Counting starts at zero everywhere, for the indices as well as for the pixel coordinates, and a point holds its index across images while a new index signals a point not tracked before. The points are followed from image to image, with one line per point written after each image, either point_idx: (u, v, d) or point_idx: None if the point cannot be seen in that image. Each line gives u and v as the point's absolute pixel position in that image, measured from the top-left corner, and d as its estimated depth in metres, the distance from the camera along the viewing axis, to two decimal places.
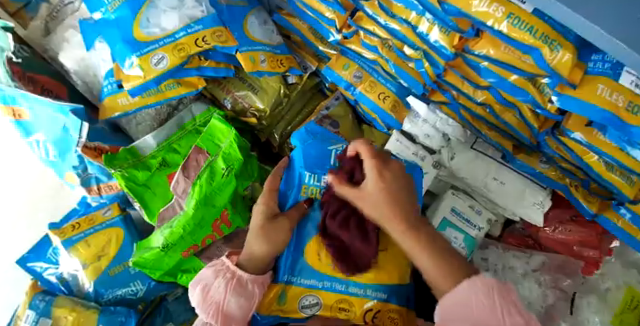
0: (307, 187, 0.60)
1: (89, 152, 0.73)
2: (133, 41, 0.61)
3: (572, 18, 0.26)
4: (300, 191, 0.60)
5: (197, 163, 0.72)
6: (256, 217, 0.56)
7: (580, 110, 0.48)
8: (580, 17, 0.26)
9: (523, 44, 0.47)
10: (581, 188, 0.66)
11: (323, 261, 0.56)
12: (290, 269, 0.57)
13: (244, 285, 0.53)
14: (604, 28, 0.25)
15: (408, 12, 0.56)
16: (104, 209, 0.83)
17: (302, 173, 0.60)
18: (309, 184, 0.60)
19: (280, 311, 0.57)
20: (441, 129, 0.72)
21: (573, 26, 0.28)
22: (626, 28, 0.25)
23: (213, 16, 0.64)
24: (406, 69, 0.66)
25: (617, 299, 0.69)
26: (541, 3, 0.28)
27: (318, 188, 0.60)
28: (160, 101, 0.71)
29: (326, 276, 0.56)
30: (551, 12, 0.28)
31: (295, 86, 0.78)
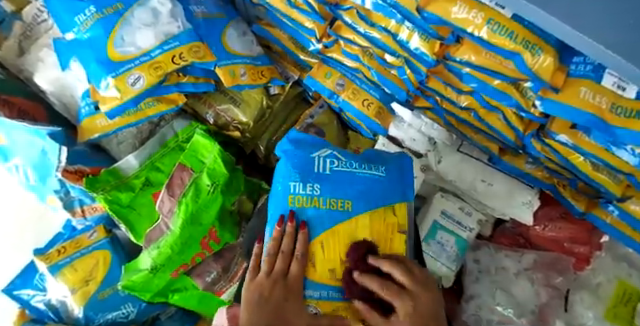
0: (295, 197, 0.54)
1: (70, 175, 0.71)
2: (108, 61, 0.59)
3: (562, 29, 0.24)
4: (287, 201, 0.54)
5: (182, 181, 0.70)
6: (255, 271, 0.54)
7: (562, 113, 0.48)
8: (567, 27, 0.24)
9: (504, 50, 0.47)
10: (568, 187, 0.66)
11: (317, 268, 0.51)
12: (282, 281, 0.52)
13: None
14: (597, 40, 0.24)
15: (388, 20, 0.55)
16: (90, 232, 0.80)
17: (287, 183, 0.54)
18: (295, 193, 0.54)
19: None
20: (426, 133, 0.73)
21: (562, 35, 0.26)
22: (613, 38, 0.24)
23: (189, 32, 0.62)
24: (387, 75, 0.65)
25: (608, 293, 0.70)
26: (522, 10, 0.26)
27: (305, 196, 0.54)
28: (141, 120, 0.69)
29: (322, 285, 0.51)
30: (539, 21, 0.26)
31: (277, 97, 0.76)
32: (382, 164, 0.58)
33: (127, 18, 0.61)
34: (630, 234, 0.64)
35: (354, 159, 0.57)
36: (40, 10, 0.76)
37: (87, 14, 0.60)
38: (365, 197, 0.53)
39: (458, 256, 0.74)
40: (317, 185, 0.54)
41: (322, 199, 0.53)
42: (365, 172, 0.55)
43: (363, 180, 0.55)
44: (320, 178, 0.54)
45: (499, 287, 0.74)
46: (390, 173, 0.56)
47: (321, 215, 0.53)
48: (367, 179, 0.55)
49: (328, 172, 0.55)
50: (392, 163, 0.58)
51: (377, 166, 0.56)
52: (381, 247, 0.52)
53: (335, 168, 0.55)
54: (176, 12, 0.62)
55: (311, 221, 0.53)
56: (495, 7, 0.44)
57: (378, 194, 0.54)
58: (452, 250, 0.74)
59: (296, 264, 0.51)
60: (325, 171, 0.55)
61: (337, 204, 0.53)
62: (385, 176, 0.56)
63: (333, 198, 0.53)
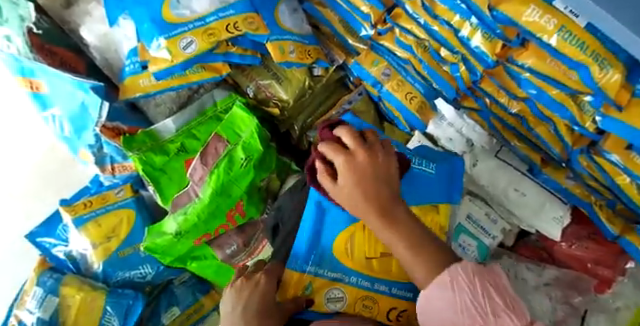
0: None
1: (107, 132, 0.72)
2: (163, 23, 0.58)
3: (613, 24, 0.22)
4: None
5: (216, 151, 0.70)
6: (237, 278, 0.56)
7: (621, 132, 0.47)
8: (618, 23, 0.22)
9: (571, 60, 0.46)
10: (605, 208, 0.65)
11: (351, 252, 0.53)
12: (311, 258, 0.54)
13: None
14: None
15: (452, 15, 0.53)
16: (117, 189, 0.81)
17: None
18: None
19: (306, 306, 0.53)
20: (466, 134, 0.73)
21: (614, 31, 0.24)
22: None
23: (245, 3, 0.61)
24: (439, 71, 0.63)
25: (626, 318, 0.69)
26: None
27: None
28: (182, 85, 0.69)
29: (354, 272, 0.53)
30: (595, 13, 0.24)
31: (319, 79, 0.75)
32: (433, 161, 0.57)
33: None
34: None
35: (405, 151, 0.57)
36: None
37: None
38: (412, 192, 0.54)
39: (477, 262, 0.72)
40: None
41: None
42: (414, 166, 0.55)
43: (413, 173, 0.55)
44: None
45: None
46: (440, 170, 0.56)
47: None
48: (416, 174, 0.55)
49: None
50: (442, 162, 0.57)
51: (427, 163, 0.56)
52: None
53: None
54: None
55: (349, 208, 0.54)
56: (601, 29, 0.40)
57: (427, 190, 0.55)
58: (473, 255, 0.72)
59: (267, 276, 0.54)
60: None
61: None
62: (434, 173, 0.56)
63: None
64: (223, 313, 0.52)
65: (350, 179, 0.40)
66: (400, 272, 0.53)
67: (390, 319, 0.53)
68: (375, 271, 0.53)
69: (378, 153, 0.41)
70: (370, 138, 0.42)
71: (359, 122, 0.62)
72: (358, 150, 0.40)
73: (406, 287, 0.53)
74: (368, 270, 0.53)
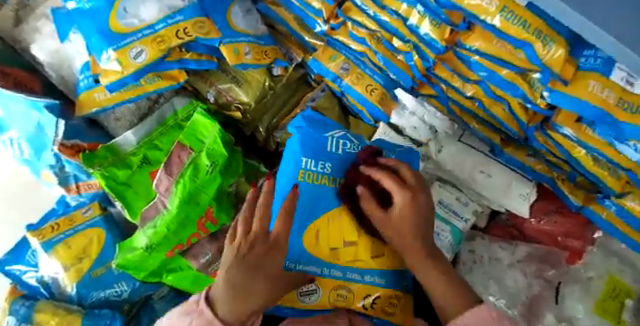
0: (305, 173, 0.54)
1: (67, 151, 0.69)
2: (108, 32, 0.57)
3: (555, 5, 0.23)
4: (297, 176, 0.54)
5: (180, 160, 0.69)
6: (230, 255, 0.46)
7: (572, 106, 0.49)
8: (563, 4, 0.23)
9: (516, 39, 0.48)
10: (567, 182, 0.68)
11: (320, 242, 0.53)
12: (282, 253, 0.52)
13: (241, 315, 0.45)
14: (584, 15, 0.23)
15: (399, 4, 0.54)
16: (84, 208, 0.79)
17: (298, 158, 0.54)
18: (307, 169, 0.54)
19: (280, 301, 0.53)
20: (428, 122, 0.73)
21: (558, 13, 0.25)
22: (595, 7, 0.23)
23: (195, 7, 0.60)
24: (394, 61, 0.64)
25: (598, 287, 0.71)
26: None
27: (316, 173, 0.54)
28: (140, 96, 0.67)
29: (324, 262, 0.53)
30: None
31: (280, 78, 0.75)
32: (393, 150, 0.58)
33: None
34: (624, 230, 0.66)
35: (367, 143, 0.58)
36: None
37: None
38: None
39: (451, 247, 0.73)
40: (328, 164, 0.55)
41: (332, 178, 0.54)
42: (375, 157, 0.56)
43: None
44: (332, 157, 0.55)
45: (492, 278, 0.75)
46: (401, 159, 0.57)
47: (328, 194, 0.54)
48: None
49: (340, 153, 0.55)
50: (402, 151, 0.58)
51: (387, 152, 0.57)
52: None
53: (347, 150, 0.56)
54: None
55: (313, 200, 0.53)
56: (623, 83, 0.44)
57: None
58: (447, 241, 0.73)
59: (282, 222, 0.48)
60: (336, 152, 0.56)
61: (345, 186, 0.54)
62: None
63: (343, 179, 0.55)
64: (227, 277, 0.46)
65: (404, 215, 0.49)
66: (368, 259, 0.53)
67: (364, 306, 0.53)
68: (343, 261, 0.53)
69: (419, 194, 0.50)
70: (409, 179, 0.51)
71: (315, 114, 0.61)
72: (406, 194, 0.49)
73: (377, 273, 0.53)
74: (337, 260, 0.53)
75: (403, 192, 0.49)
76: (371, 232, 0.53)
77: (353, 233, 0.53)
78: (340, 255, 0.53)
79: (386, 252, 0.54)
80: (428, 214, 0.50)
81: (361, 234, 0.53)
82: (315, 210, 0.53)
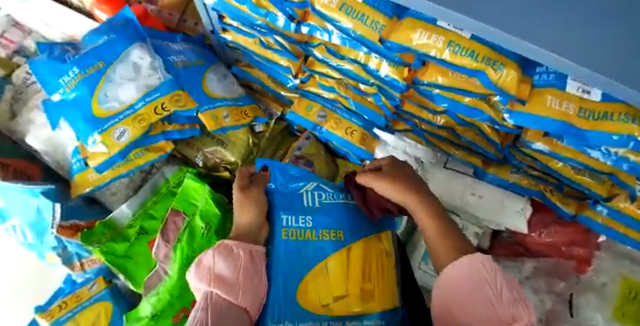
0: (289, 231, 0.49)
1: (65, 231, 0.71)
2: (92, 117, 0.61)
3: (509, 39, 0.29)
4: (280, 234, 0.49)
5: (175, 225, 0.70)
6: (226, 255, 0.44)
7: (532, 123, 0.51)
8: (514, 37, 0.28)
9: (468, 69, 0.50)
10: (556, 192, 0.68)
11: (311, 295, 0.46)
12: (277, 316, 0.44)
13: (230, 247, 0.45)
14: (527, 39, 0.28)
15: (356, 52, 0.57)
16: (90, 284, 0.80)
17: (279, 216, 0.50)
18: (288, 227, 0.50)
19: None
20: (412, 153, 0.73)
21: (509, 44, 0.30)
22: (527, 28, 0.29)
23: (170, 82, 0.65)
24: (365, 103, 0.67)
25: (614, 293, 0.71)
26: (473, 28, 0.30)
27: (299, 229, 0.50)
28: (131, 170, 0.70)
29: (321, 315, 0.45)
30: (489, 35, 0.30)
31: (262, 134, 0.78)
32: None
33: (109, 75, 0.64)
34: (624, 231, 0.66)
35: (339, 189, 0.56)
36: (29, 73, 0.79)
37: (71, 75, 0.62)
38: (356, 226, 0.52)
39: None
40: (308, 217, 0.51)
41: (315, 231, 0.50)
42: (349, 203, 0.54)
43: (352, 211, 0.53)
44: (311, 210, 0.51)
45: None
46: None
47: (313, 247, 0.49)
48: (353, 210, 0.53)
49: (317, 206, 0.52)
50: None
51: None
52: (376, 278, 0.48)
53: (323, 201, 0.53)
54: (156, 64, 0.65)
55: (295, 257, 0.47)
56: (581, 93, 0.47)
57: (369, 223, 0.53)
58: None
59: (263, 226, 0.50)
60: (313, 205, 0.52)
61: (329, 235, 0.50)
62: None
63: (326, 230, 0.50)
64: (221, 270, 0.43)
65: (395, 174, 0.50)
66: (362, 307, 0.46)
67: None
68: (338, 312, 0.45)
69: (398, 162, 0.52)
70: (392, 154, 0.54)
71: (295, 169, 0.58)
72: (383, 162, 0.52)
73: (377, 316, 0.46)
74: (332, 310, 0.45)
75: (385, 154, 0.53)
76: (360, 276, 0.48)
77: (342, 284, 0.47)
78: (332, 306, 0.46)
79: (378, 296, 0.47)
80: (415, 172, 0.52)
81: (350, 282, 0.47)
82: (303, 264, 0.47)
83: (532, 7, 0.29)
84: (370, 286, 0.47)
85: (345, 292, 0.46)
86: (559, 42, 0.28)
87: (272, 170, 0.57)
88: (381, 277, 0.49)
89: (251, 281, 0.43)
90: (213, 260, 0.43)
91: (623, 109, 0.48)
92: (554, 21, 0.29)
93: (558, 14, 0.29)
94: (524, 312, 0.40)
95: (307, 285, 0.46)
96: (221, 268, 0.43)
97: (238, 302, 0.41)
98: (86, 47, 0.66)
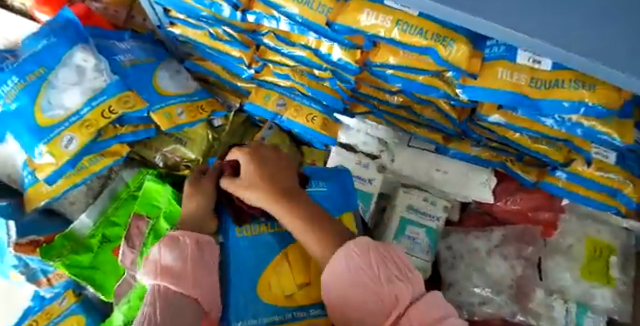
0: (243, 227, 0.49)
1: (24, 247, 0.68)
2: (35, 127, 0.58)
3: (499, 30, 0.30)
4: (235, 231, 0.49)
5: (139, 229, 0.69)
6: (175, 243, 0.41)
7: (485, 96, 0.51)
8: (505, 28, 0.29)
9: (417, 47, 0.49)
10: (517, 162, 0.70)
11: (274, 288, 0.46)
12: (240, 312, 0.44)
13: (176, 238, 0.41)
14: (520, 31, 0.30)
15: (305, 38, 0.56)
16: (59, 299, 0.76)
17: (234, 213, 0.50)
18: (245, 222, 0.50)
19: None
20: (374, 135, 0.74)
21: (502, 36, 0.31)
22: (521, 21, 0.30)
23: (118, 83, 0.62)
24: (321, 88, 0.66)
25: (580, 252, 0.74)
26: (466, 20, 0.31)
27: (256, 223, 0.50)
28: (87, 177, 0.67)
29: (284, 307, 0.45)
30: (482, 27, 0.31)
31: (222, 128, 0.76)
32: (324, 179, 0.54)
33: (51, 81, 0.60)
34: (584, 194, 0.67)
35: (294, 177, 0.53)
36: None
37: (10, 85, 0.58)
38: None
39: (431, 247, 0.71)
40: None
41: (271, 223, 0.50)
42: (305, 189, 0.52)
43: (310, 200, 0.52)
44: None
45: (474, 268, 0.75)
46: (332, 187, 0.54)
47: (272, 240, 0.49)
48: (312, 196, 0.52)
49: None
50: (335, 178, 0.55)
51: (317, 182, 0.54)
52: None
53: None
54: (101, 65, 0.62)
55: (256, 252, 0.48)
56: (532, 63, 0.49)
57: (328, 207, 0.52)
58: (424, 242, 0.71)
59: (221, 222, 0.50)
60: None
61: (285, 226, 0.50)
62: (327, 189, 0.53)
63: (281, 221, 0.50)
64: (170, 260, 0.39)
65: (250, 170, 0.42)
66: (325, 294, 0.47)
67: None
68: (302, 301, 0.46)
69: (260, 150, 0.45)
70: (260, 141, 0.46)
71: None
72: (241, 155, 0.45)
73: None
74: (295, 300, 0.46)
75: (243, 152, 0.44)
76: (321, 264, 0.48)
77: (302, 272, 0.47)
78: (296, 296, 0.46)
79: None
80: (283, 162, 0.45)
81: (310, 270, 0.47)
82: (264, 258, 0.47)
83: (532, 6, 0.30)
84: None
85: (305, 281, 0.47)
86: (560, 38, 0.29)
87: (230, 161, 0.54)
88: None
89: (202, 270, 0.40)
90: (159, 253, 0.40)
91: (571, 76, 0.49)
92: (552, 16, 0.30)
93: (558, 14, 0.30)
94: (407, 289, 0.34)
95: (268, 278, 0.47)
96: (168, 260, 0.39)
97: (190, 292, 0.38)
98: (25, 53, 0.61)
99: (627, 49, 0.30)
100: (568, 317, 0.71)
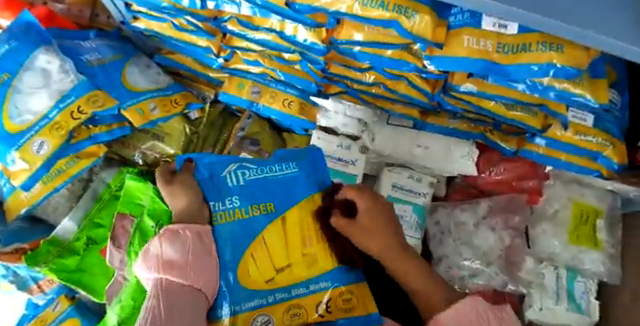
0: (217, 215, 0.46)
1: (9, 256, 0.67)
2: (7, 135, 0.57)
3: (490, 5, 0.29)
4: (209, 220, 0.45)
5: (124, 229, 0.68)
6: (177, 237, 0.41)
7: (452, 65, 0.50)
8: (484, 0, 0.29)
9: (380, 20, 0.48)
10: (496, 131, 0.70)
11: (255, 272, 0.44)
12: (223, 296, 0.42)
13: (176, 231, 0.42)
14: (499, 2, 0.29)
15: (268, 21, 0.55)
16: (52, 305, 0.77)
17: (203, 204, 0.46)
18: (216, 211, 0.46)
19: None
20: (353, 116, 0.71)
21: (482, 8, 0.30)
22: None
23: (85, 83, 0.62)
24: (292, 72, 0.66)
25: (567, 217, 0.74)
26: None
27: (228, 210, 0.46)
28: (67, 181, 0.67)
29: (267, 290, 0.44)
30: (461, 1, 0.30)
31: (199, 121, 0.76)
32: (294, 160, 0.53)
33: (15, 85, 0.58)
34: (565, 158, 0.67)
35: (265, 163, 0.52)
36: None
37: None
38: (287, 195, 0.49)
39: (419, 224, 0.71)
40: (235, 197, 0.47)
41: (244, 208, 0.46)
42: (276, 174, 0.50)
43: (281, 182, 0.50)
44: (238, 190, 0.48)
45: (462, 242, 0.75)
46: (303, 165, 0.52)
47: (249, 225, 0.46)
48: (283, 178, 0.50)
49: (243, 183, 0.48)
50: (304, 158, 0.54)
51: (287, 164, 0.52)
52: (317, 242, 0.48)
53: (248, 178, 0.49)
54: (66, 66, 0.61)
55: (232, 237, 0.44)
56: (498, 28, 0.46)
57: (297, 189, 0.50)
58: (412, 219, 0.71)
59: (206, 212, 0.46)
60: (239, 184, 0.49)
61: (260, 208, 0.47)
62: (298, 170, 0.52)
63: (255, 205, 0.47)
64: (172, 254, 0.40)
65: (370, 224, 0.48)
66: (307, 272, 0.46)
67: (322, 315, 0.45)
68: (283, 282, 0.45)
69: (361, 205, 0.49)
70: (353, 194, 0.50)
71: (213, 156, 0.52)
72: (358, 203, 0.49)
73: (323, 278, 0.47)
74: (276, 282, 0.45)
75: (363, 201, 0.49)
76: (298, 244, 0.47)
77: (282, 253, 0.46)
78: (277, 278, 0.45)
79: (320, 258, 0.48)
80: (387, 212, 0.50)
81: (290, 250, 0.46)
82: (243, 242, 0.45)
83: None
84: (310, 251, 0.47)
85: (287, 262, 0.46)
86: (547, 7, 0.29)
87: (197, 159, 0.52)
88: (321, 240, 0.48)
89: (207, 260, 0.41)
90: (160, 247, 0.40)
91: (538, 39, 0.48)
92: None
93: None
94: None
95: (247, 264, 0.44)
96: (169, 253, 0.40)
97: (193, 283, 0.39)
98: None
99: (600, 15, 0.30)
100: (559, 283, 0.72)
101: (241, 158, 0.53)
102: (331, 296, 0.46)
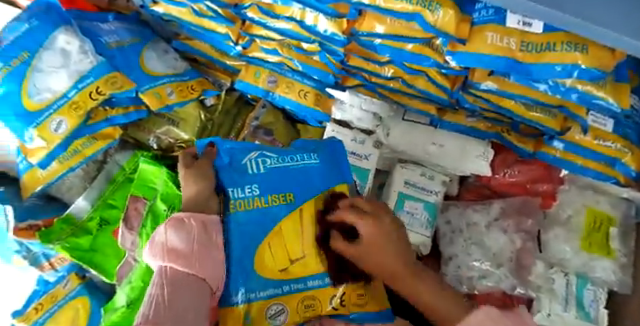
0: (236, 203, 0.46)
1: (23, 232, 0.68)
2: (25, 113, 0.58)
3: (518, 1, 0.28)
4: (228, 208, 0.45)
5: (137, 211, 0.69)
6: (183, 224, 0.38)
7: (474, 61, 0.49)
8: None
9: (403, 13, 0.47)
10: (512, 132, 0.69)
11: (270, 262, 0.44)
12: (239, 285, 0.41)
13: (182, 219, 0.39)
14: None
15: (290, 9, 0.55)
16: (64, 282, 0.79)
17: (223, 191, 0.47)
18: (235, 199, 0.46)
19: None
20: (368, 110, 0.70)
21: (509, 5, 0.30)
22: None
23: (104, 64, 0.62)
24: (310, 62, 0.66)
25: (580, 223, 0.73)
26: None
27: (246, 199, 0.46)
28: (83, 161, 0.68)
29: (282, 280, 0.44)
30: None
31: (215, 108, 0.76)
32: (314, 151, 0.53)
33: (35, 65, 0.59)
34: (582, 163, 0.66)
35: (286, 152, 0.51)
36: None
37: None
38: (307, 186, 0.49)
39: (429, 222, 0.71)
40: (254, 185, 0.47)
41: (263, 197, 0.46)
42: (297, 164, 0.50)
43: (301, 173, 0.49)
44: (258, 178, 0.48)
45: (473, 242, 0.74)
46: (323, 157, 0.52)
47: (267, 214, 0.45)
48: (304, 169, 0.50)
49: (263, 171, 0.48)
50: (324, 150, 0.54)
51: (308, 155, 0.52)
52: None
53: (268, 166, 0.49)
54: (86, 47, 0.61)
55: (249, 226, 0.44)
56: (521, 26, 0.46)
57: (317, 180, 0.50)
58: (423, 217, 0.70)
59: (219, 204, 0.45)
60: (259, 172, 0.48)
61: (278, 198, 0.47)
62: (319, 162, 0.51)
63: (274, 194, 0.47)
64: (176, 242, 0.37)
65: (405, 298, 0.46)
66: (320, 266, 0.46)
67: (335, 308, 0.45)
68: (297, 273, 0.45)
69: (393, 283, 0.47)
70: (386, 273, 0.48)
71: (234, 142, 0.52)
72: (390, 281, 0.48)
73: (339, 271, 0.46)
74: (290, 273, 0.45)
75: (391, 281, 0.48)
76: (314, 236, 0.47)
77: (298, 245, 0.45)
78: (291, 269, 0.45)
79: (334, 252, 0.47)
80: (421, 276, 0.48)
81: (306, 242, 0.46)
82: (260, 231, 0.44)
83: None
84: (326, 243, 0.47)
85: (303, 254, 0.45)
86: (578, 8, 0.28)
87: (218, 144, 0.52)
88: None
89: (213, 252, 0.39)
90: (165, 234, 0.37)
91: (564, 39, 0.47)
92: None
93: None
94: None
95: (264, 254, 0.44)
96: (174, 241, 0.37)
97: (200, 274, 0.36)
98: None
99: (628, 16, 0.30)
100: (569, 290, 0.71)
101: (261, 146, 0.53)
102: (345, 290, 0.46)
